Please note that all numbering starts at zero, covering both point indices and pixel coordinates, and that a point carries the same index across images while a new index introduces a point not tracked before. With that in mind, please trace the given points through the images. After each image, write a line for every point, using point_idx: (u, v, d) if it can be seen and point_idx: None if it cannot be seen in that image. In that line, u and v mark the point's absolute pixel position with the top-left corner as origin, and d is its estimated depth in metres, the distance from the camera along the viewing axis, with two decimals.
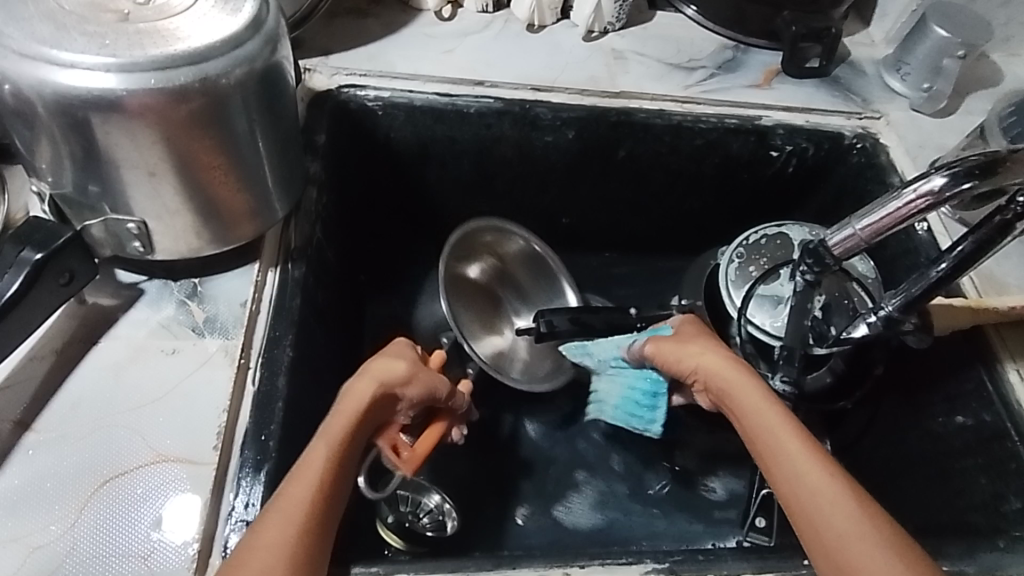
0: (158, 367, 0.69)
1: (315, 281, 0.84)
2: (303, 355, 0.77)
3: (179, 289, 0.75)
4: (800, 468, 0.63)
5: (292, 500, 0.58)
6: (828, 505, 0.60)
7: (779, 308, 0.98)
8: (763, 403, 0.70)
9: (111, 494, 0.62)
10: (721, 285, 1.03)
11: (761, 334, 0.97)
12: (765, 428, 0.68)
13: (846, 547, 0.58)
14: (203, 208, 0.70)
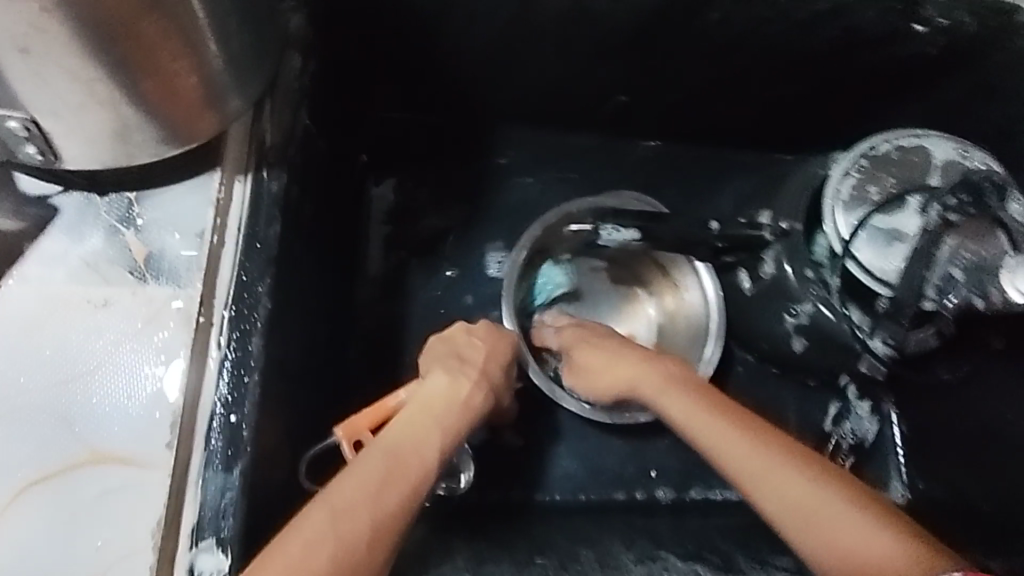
0: (86, 326, 0.51)
1: (300, 192, 0.62)
2: (285, 302, 0.57)
3: (108, 209, 0.54)
4: (742, 451, 0.52)
5: (352, 506, 0.50)
6: (759, 467, 0.50)
7: (896, 247, 0.74)
8: (691, 392, 0.60)
9: (32, 508, 0.47)
10: (828, 202, 0.78)
11: (861, 275, 0.74)
12: (698, 416, 0.56)
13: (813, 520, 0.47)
14: (123, 101, 0.46)
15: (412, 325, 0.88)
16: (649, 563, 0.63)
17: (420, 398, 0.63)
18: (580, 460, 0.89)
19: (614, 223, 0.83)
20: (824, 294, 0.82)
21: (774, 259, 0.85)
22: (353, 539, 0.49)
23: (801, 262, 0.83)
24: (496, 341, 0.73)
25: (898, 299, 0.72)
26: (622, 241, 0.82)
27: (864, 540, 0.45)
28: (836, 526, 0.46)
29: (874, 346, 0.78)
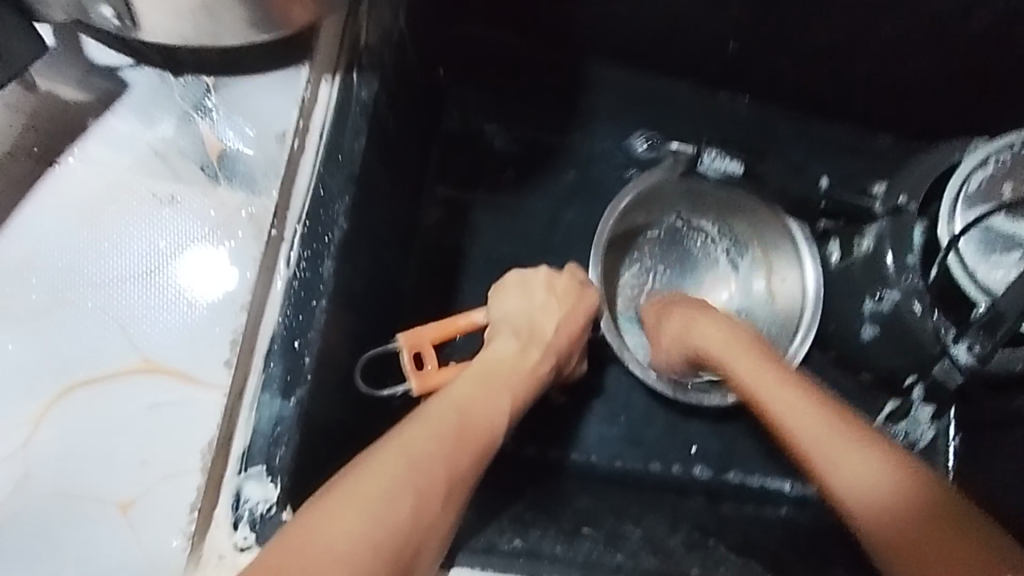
0: (149, 222, 0.46)
1: (388, 101, 0.56)
2: (358, 225, 0.52)
3: (183, 91, 0.48)
4: (794, 404, 0.52)
5: (421, 453, 0.47)
6: (797, 410, 0.51)
7: (1010, 254, 0.67)
8: (743, 345, 0.60)
9: (80, 411, 0.44)
10: (950, 192, 0.70)
11: (960, 276, 0.67)
12: (751, 373, 0.57)
13: (828, 452, 0.48)
14: None
15: (477, 264, 0.83)
16: (701, 553, 0.59)
17: (489, 359, 0.60)
18: (623, 426, 0.86)
19: (718, 152, 0.84)
20: (919, 284, 0.71)
21: (876, 234, 0.76)
22: (426, 492, 0.45)
23: (904, 250, 0.72)
24: (575, 307, 0.69)
25: (996, 311, 0.64)
26: (723, 172, 0.83)
27: (894, 495, 0.44)
28: (865, 479, 0.45)
29: (955, 355, 0.68)
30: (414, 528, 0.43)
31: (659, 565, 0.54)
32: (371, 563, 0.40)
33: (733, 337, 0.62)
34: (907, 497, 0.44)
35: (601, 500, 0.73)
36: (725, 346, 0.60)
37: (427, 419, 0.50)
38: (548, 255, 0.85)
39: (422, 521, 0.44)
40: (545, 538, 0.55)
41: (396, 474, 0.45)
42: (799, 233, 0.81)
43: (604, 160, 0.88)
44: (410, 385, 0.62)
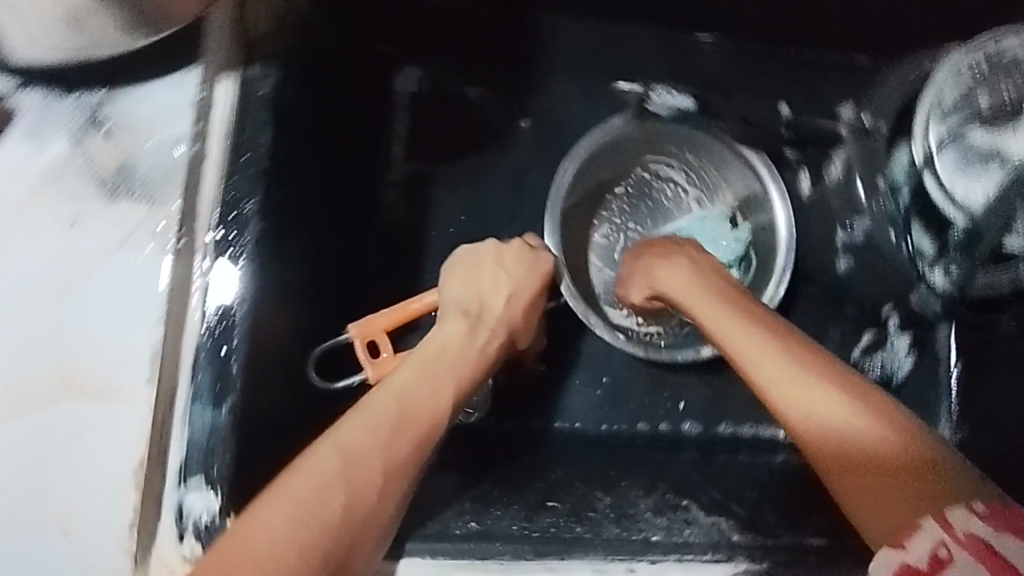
0: (56, 243, 0.45)
1: (300, 90, 0.54)
2: (274, 223, 0.51)
3: (72, 108, 0.46)
4: (761, 344, 0.49)
5: (359, 449, 0.46)
6: (760, 353, 0.49)
7: (988, 168, 0.65)
8: (710, 287, 0.58)
9: (10, 438, 0.44)
10: (924, 109, 0.66)
11: (936, 197, 0.67)
12: (716, 312, 0.55)
13: (786, 398, 0.46)
14: None
15: (434, 239, 0.78)
16: (670, 514, 0.58)
17: (434, 342, 0.58)
18: (607, 390, 0.82)
19: (666, 87, 0.81)
20: (889, 205, 0.76)
21: (845, 161, 0.78)
22: (361, 486, 0.45)
23: (874, 172, 0.77)
24: (527, 277, 0.65)
25: (972, 229, 0.67)
26: (675, 109, 0.81)
27: (863, 435, 0.42)
28: (829, 419, 0.43)
29: (930, 278, 0.73)
30: (346, 523, 0.43)
31: (620, 533, 0.53)
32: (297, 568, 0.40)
33: (682, 281, 0.59)
34: (875, 436, 0.42)
35: (580, 468, 0.72)
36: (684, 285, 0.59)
37: (363, 412, 0.48)
38: (509, 222, 0.80)
39: (357, 516, 0.44)
40: (505, 517, 0.55)
41: (325, 472, 0.44)
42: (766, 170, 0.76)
43: (563, 116, 0.82)
44: (366, 376, 0.60)
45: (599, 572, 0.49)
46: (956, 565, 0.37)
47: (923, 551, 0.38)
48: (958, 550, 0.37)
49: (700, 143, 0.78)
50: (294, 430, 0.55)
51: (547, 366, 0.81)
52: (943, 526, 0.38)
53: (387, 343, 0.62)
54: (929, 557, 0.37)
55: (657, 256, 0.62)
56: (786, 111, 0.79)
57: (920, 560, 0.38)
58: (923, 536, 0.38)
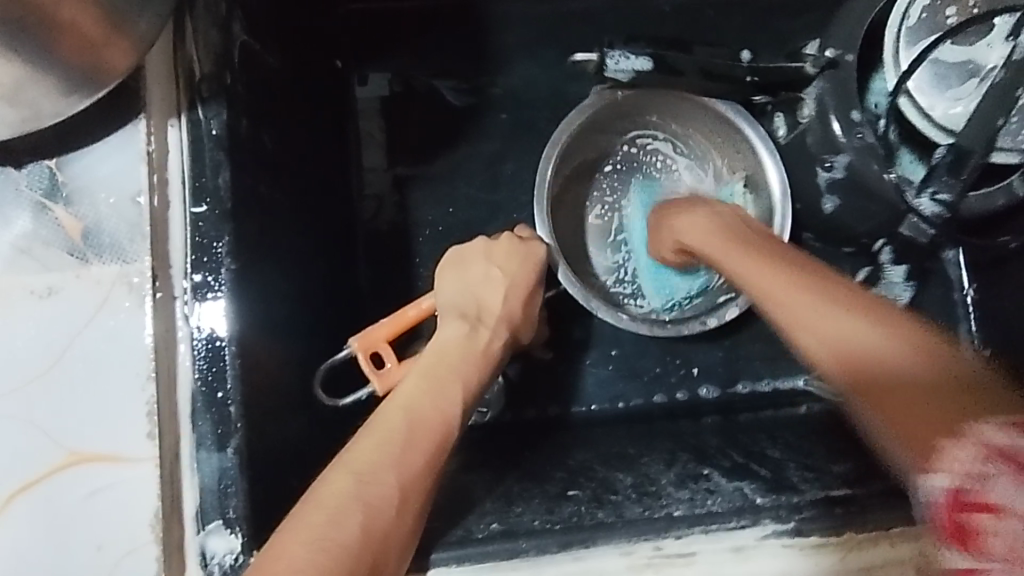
0: (34, 318, 0.46)
1: (252, 124, 0.53)
2: (249, 260, 0.51)
3: (30, 183, 0.47)
4: (786, 284, 0.48)
5: (372, 467, 0.44)
6: (775, 285, 0.48)
7: (968, 83, 0.63)
8: (722, 240, 0.56)
9: (23, 516, 0.44)
10: (891, 31, 0.66)
11: (917, 121, 0.65)
12: (738, 263, 0.53)
13: (801, 317, 0.45)
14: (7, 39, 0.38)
15: (421, 244, 0.78)
16: (692, 486, 0.57)
17: (435, 349, 0.57)
18: (616, 366, 0.81)
19: (622, 50, 0.69)
20: (870, 141, 0.67)
21: (817, 97, 0.69)
22: (378, 506, 0.42)
23: (850, 106, 0.66)
24: (518, 268, 0.64)
25: (958, 150, 0.61)
26: (632, 73, 0.69)
27: (888, 355, 0.40)
28: (849, 342, 0.42)
29: (920, 207, 0.66)
30: (366, 545, 0.40)
31: (643, 513, 0.53)
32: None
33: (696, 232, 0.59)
34: (899, 354, 0.40)
35: (600, 450, 0.71)
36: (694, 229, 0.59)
37: (373, 429, 0.47)
38: (493, 213, 0.79)
39: (376, 535, 0.41)
40: (526, 513, 0.54)
41: (340, 493, 0.42)
42: (743, 119, 0.70)
43: (528, 100, 0.81)
44: (374, 389, 0.58)
45: (626, 554, 0.49)
46: (997, 491, 0.33)
47: (953, 472, 0.35)
48: (998, 463, 0.34)
49: (671, 96, 0.72)
50: (307, 457, 0.56)
51: (554, 354, 0.81)
52: (966, 440, 0.35)
53: (390, 351, 0.60)
54: (963, 475, 0.35)
55: (680, 208, 0.63)
56: (747, 57, 0.74)
57: (953, 481, 0.35)
58: (955, 458, 0.35)
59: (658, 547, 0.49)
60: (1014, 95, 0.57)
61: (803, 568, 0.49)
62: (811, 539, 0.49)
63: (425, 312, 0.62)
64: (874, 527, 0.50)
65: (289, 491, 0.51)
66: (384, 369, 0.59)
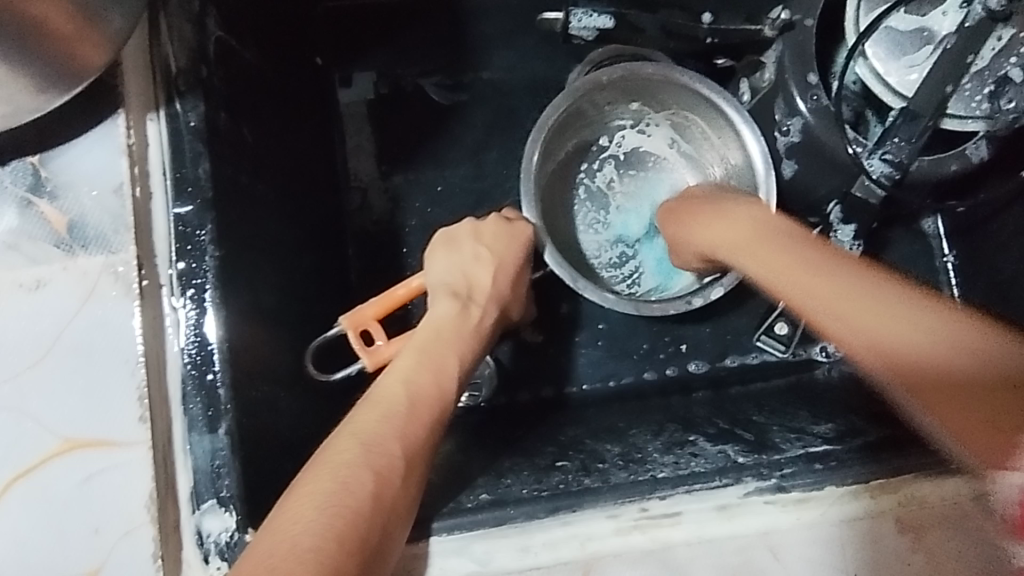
0: (23, 311, 0.47)
1: (231, 116, 0.55)
2: (232, 248, 0.52)
3: (13, 180, 0.49)
4: (817, 277, 0.48)
5: (374, 435, 0.48)
6: (847, 287, 0.45)
7: (922, 50, 0.64)
8: (758, 222, 0.57)
9: (21, 503, 0.46)
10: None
11: (874, 85, 0.65)
12: (799, 261, 0.50)
13: (885, 327, 0.42)
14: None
15: (407, 234, 0.79)
16: (677, 451, 0.58)
17: (428, 326, 0.59)
18: (605, 346, 0.82)
19: (585, 8, 0.75)
20: (827, 103, 0.67)
21: (776, 60, 0.70)
22: (386, 473, 0.46)
23: (808, 68, 0.67)
24: (506, 247, 0.65)
25: (910, 114, 0.62)
26: (596, 31, 0.75)
27: (926, 340, 0.40)
28: (917, 341, 0.41)
29: (872, 168, 0.66)
30: (378, 509, 0.44)
31: (629, 477, 0.54)
32: (342, 555, 0.40)
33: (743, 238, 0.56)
34: (946, 338, 0.40)
35: (590, 426, 0.73)
36: (748, 241, 0.55)
37: (374, 403, 0.51)
38: (477, 200, 0.80)
39: (386, 499, 0.45)
40: (515, 484, 0.55)
41: (351, 462, 0.46)
42: (729, 104, 0.70)
43: (506, 88, 0.82)
44: (365, 364, 0.60)
45: (613, 517, 0.50)
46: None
47: (1012, 486, 0.37)
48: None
49: (659, 81, 0.72)
50: (299, 440, 0.57)
51: (545, 336, 0.82)
52: (1006, 467, 0.37)
53: (379, 329, 0.61)
54: (1017, 495, 0.37)
55: (712, 214, 0.60)
56: (709, 17, 0.74)
57: (1013, 496, 0.37)
58: (1007, 480, 0.37)
59: (644, 509, 0.50)
60: (966, 60, 0.60)
61: (787, 523, 0.50)
62: (793, 494, 0.50)
63: (414, 290, 0.63)
64: (854, 480, 0.51)
65: (281, 472, 0.53)
66: (375, 346, 0.61)
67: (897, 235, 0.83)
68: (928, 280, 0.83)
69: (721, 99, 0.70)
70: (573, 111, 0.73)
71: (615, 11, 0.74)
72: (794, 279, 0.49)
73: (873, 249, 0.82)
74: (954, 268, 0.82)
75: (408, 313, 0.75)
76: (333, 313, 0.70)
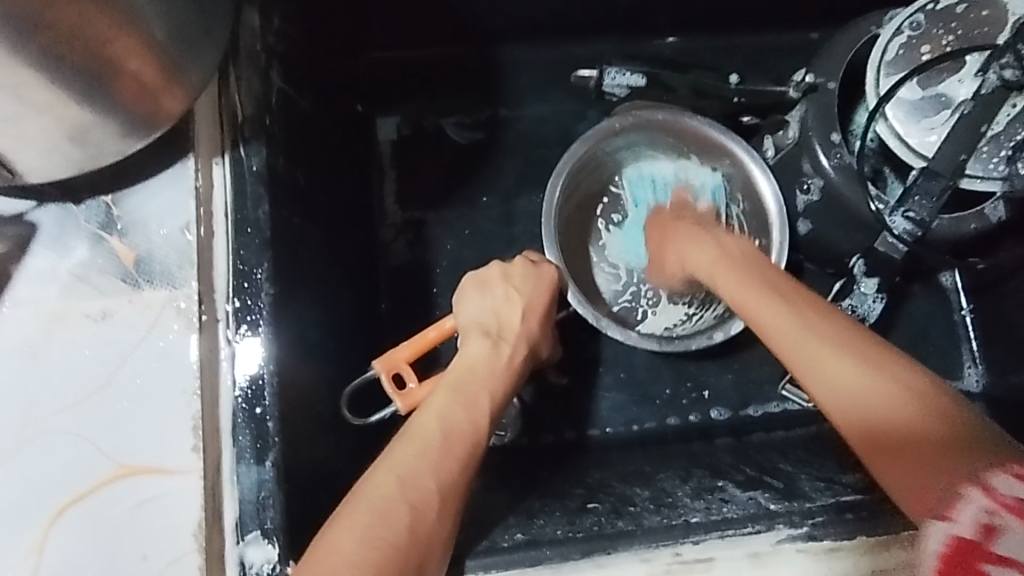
0: (89, 341, 0.50)
1: (289, 160, 0.58)
2: (285, 284, 0.54)
3: (87, 216, 0.52)
4: (781, 319, 0.53)
5: (411, 470, 0.49)
6: (824, 347, 0.49)
7: (941, 114, 0.66)
8: (747, 267, 0.60)
9: (73, 527, 0.47)
10: (871, 61, 0.69)
11: (895, 145, 0.67)
12: (752, 295, 0.56)
13: (874, 402, 0.45)
14: (83, 84, 0.43)
15: (439, 276, 0.81)
16: (707, 497, 0.59)
17: (460, 365, 0.61)
18: (628, 390, 0.83)
19: (619, 67, 0.79)
20: (849, 161, 0.70)
21: (800, 120, 0.74)
22: (421, 507, 0.47)
23: (830, 128, 0.70)
24: (536, 289, 0.67)
25: (930, 172, 0.64)
26: (627, 88, 0.79)
27: (901, 416, 0.44)
28: (863, 397, 0.46)
29: (894, 226, 0.68)
30: (413, 544, 0.45)
31: (662, 521, 0.55)
32: None
33: (730, 271, 0.60)
34: (910, 409, 0.44)
35: (616, 469, 0.73)
36: (718, 264, 0.62)
37: (410, 439, 0.52)
38: (506, 244, 0.83)
39: (421, 534, 0.46)
40: (549, 524, 0.56)
41: (385, 496, 0.47)
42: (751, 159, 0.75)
43: (538, 137, 0.86)
44: (397, 407, 0.61)
45: (646, 561, 0.51)
46: (1007, 535, 0.37)
47: (969, 520, 0.38)
48: (1004, 515, 0.37)
49: (690, 134, 0.77)
50: (334, 475, 0.58)
51: (572, 378, 0.83)
52: (985, 491, 0.39)
53: (411, 372, 0.63)
54: (976, 525, 0.38)
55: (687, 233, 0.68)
56: (735, 79, 0.80)
57: (968, 529, 0.38)
58: (966, 505, 0.39)
59: (678, 554, 0.51)
60: (981, 127, 0.62)
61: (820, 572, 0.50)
62: (825, 543, 0.51)
63: (445, 331, 0.65)
64: (885, 531, 0.51)
65: (319, 505, 0.54)
66: (406, 389, 0.62)
67: (916, 289, 0.85)
68: (948, 334, 0.84)
69: (738, 143, 0.75)
70: (591, 160, 0.77)
71: (647, 70, 0.78)
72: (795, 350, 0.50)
73: (894, 302, 0.84)
74: (973, 323, 0.84)
75: (438, 355, 0.76)
76: (366, 350, 0.72)
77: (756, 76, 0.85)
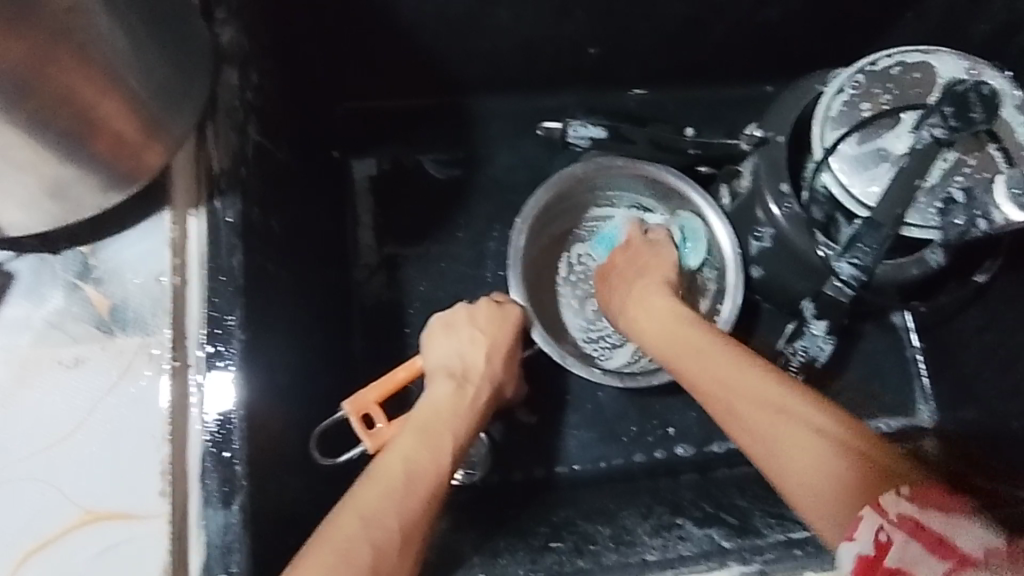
0: (62, 387, 0.51)
1: (263, 209, 0.61)
2: (259, 331, 0.56)
3: (64, 265, 0.54)
4: (721, 378, 0.56)
5: (376, 512, 0.51)
6: (756, 406, 0.51)
7: (880, 166, 0.70)
8: (696, 333, 0.63)
9: (38, 573, 0.48)
10: (816, 117, 0.73)
11: (839, 194, 0.71)
12: (690, 353, 0.60)
13: (807, 449, 0.47)
14: (67, 146, 0.46)
15: (411, 316, 0.84)
16: (665, 534, 0.62)
17: (427, 405, 0.63)
18: (595, 428, 0.85)
19: (581, 121, 0.84)
20: (798, 210, 0.75)
21: (751, 171, 0.79)
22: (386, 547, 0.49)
23: (780, 178, 0.75)
24: (499, 329, 0.70)
25: (872, 223, 0.68)
26: (590, 140, 0.84)
27: (831, 453, 0.46)
28: (803, 443, 0.47)
29: (840, 270, 0.72)
30: None
31: (618, 559, 0.58)
32: None
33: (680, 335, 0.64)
34: (834, 449, 0.46)
35: (582, 507, 0.75)
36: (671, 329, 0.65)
37: (375, 480, 0.53)
38: (476, 286, 0.86)
39: None
40: (512, 565, 0.59)
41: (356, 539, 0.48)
42: (698, 196, 0.80)
43: (508, 183, 0.89)
44: (366, 446, 0.63)
45: None
46: (896, 546, 0.39)
47: (868, 538, 0.40)
48: (895, 530, 0.39)
49: (641, 178, 0.82)
50: (301, 517, 0.59)
51: (541, 417, 0.85)
52: (879, 509, 0.40)
53: (380, 414, 0.64)
54: (874, 542, 0.39)
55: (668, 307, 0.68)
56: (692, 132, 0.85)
57: (868, 547, 0.40)
58: (865, 524, 0.40)
59: None
60: (914, 183, 0.67)
61: None
62: None
63: (414, 372, 0.67)
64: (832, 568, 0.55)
65: (285, 548, 0.55)
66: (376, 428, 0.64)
67: (869, 329, 0.88)
68: (900, 371, 0.88)
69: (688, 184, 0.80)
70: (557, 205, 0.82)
71: (609, 124, 0.83)
72: (746, 418, 0.51)
73: (848, 341, 0.88)
74: (923, 361, 0.88)
75: (408, 395, 0.78)
76: (336, 391, 0.73)
77: (714, 128, 0.91)
